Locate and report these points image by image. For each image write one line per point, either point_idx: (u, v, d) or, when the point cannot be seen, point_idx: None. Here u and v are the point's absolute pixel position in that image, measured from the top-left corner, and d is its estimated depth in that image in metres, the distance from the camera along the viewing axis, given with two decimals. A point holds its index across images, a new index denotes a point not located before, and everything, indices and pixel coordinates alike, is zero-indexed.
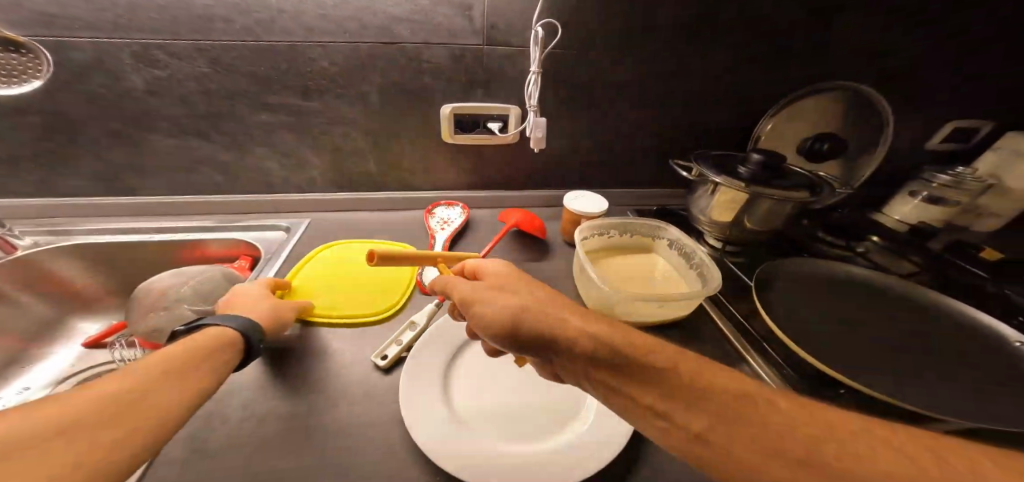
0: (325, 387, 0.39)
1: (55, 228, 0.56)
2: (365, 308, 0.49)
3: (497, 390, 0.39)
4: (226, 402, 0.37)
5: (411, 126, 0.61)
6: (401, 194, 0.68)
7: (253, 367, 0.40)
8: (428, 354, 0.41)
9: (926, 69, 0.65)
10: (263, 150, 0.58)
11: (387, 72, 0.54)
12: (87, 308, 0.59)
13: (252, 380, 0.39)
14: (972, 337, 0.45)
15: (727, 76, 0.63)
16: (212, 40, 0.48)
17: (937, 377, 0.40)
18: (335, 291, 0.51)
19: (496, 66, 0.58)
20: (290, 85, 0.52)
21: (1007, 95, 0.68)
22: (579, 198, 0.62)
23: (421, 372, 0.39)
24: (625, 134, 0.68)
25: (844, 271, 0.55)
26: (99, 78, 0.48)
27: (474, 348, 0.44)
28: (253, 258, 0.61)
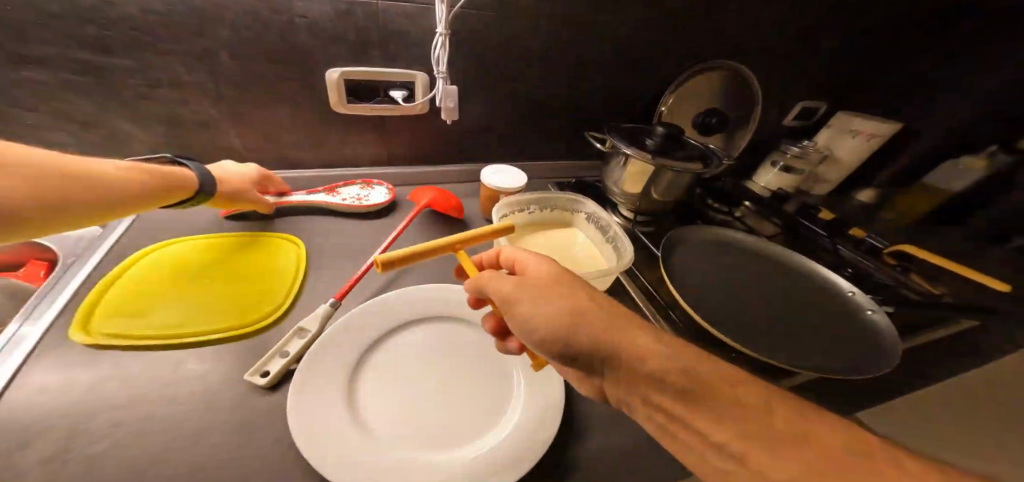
0: (191, 424, 0.31)
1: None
2: (223, 319, 0.39)
3: (425, 397, 0.36)
4: (11, 465, 0.27)
5: (291, 94, 0.49)
6: (286, 172, 0.57)
7: (54, 419, 0.30)
8: (327, 366, 0.36)
9: (791, 59, 0.76)
10: (51, 119, 0.41)
11: (243, 25, 0.42)
12: None
13: (66, 436, 0.29)
14: (818, 291, 0.57)
15: (637, 52, 0.64)
16: None
17: (800, 330, 0.50)
18: (178, 303, 0.40)
19: (393, 26, 0.49)
20: (80, 31, 0.37)
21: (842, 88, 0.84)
22: (496, 174, 0.59)
23: (330, 398, 0.33)
24: (542, 106, 0.66)
25: (735, 239, 0.64)
26: None
27: (384, 350, 0.40)
28: (50, 264, 0.47)
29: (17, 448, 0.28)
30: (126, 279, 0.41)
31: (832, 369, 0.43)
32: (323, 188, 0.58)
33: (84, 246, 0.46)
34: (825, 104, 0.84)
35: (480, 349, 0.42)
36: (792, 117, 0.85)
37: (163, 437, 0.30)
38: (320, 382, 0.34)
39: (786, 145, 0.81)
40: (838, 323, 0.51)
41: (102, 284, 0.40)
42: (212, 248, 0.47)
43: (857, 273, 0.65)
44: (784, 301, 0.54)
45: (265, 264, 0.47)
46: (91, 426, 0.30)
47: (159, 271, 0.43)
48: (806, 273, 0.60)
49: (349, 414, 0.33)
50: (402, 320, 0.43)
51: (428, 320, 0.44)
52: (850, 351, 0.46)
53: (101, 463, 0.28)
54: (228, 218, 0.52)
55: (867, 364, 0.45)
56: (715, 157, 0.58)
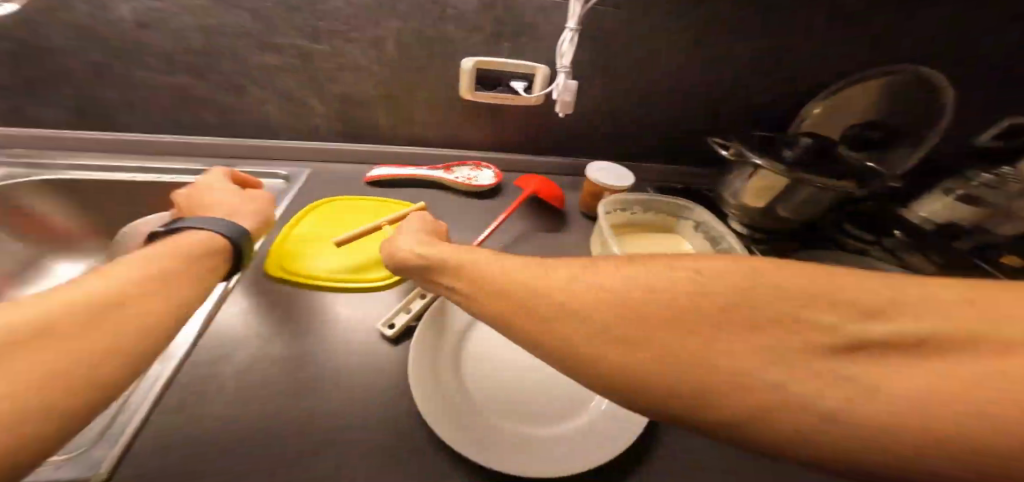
0: (338, 355, 0.38)
1: (25, 158, 0.52)
2: (377, 270, 0.47)
3: (519, 369, 0.39)
4: (225, 363, 0.36)
5: (431, 79, 0.56)
6: (413, 149, 0.65)
7: (249, 331, 0.39)
8: (439, 326, 0.40)
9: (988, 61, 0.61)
10: (263, 94, 0.53)
11: (408, 16, 0.48)
12: (68, 251, 0.57)
13: (257, 348, 0.38)
14: None
15: (780, 49, 0.57)
16: None
17: None
18: (345, 255, 0.49)
19: (528, 20, 0.52)
20: (297, 23, 0.47)
21: None
22: (603, 170, 0.58)
23: (443, 361, 0.38)
24: (658, 105, 0.63)
25: None
26: (90, 5, 0.43)
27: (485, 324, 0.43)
28: None
29: (227, 351, 0.37)
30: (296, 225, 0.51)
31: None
32: (441, 166, 0.64)
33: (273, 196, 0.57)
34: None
35: None
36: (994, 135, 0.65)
37: (320, 362, 0.37)
38: (433, 345, 0.38)
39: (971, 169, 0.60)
40: None
41: (289, 226, 0.51)
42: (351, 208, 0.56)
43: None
44: None
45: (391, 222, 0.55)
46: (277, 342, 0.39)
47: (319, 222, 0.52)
48: None
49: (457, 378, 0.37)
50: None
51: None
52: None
53: (286, 372, 0.36)
54: (368, 184, 0.61)
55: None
56: (872, 176, 0.50)
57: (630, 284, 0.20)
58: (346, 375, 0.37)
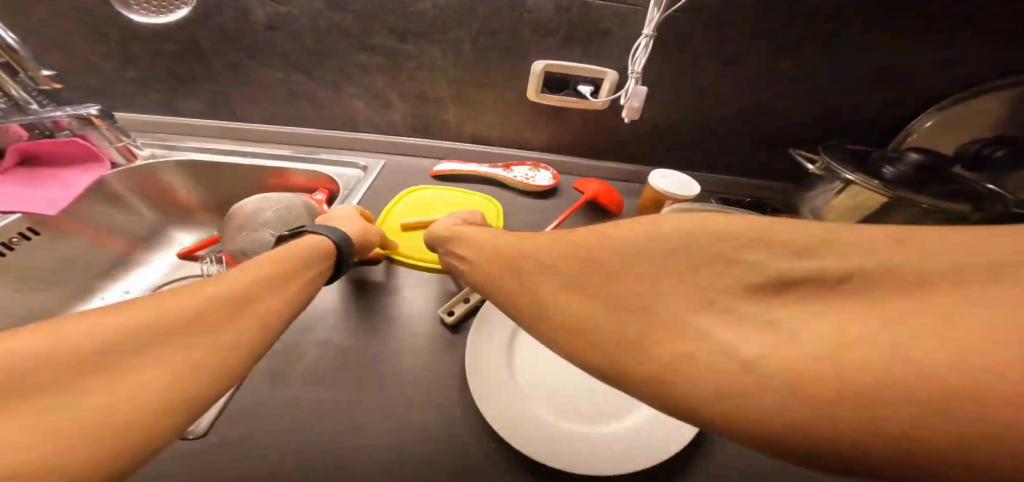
0: (400, 335, 0.41)
1: (165, 143, 0.63)
2: None
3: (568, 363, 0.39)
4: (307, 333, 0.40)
5: (501, 80, 0.59)
6: (476, 147, 0.68)
7: (326, 304, 0.43)
8: (494, 314, 0.41)
9: None
10: (353, 91, 0.58)
11: (487, 20, 0.51)
12: (186, 219, 0.67)
13: (333, 321, 0.41)
14: None
15: (881, 57, 0.52)
16: None
17: None
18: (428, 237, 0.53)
19: (602, 24, 0.52)
20: (389, 26, 0.51)
21: None
22: (666, 177, 0.57)
23: (496, 357, 0.38)
24: (731, 113, 0.60)
25: None
26: (228, 11, 0.51)
27: None
28: (331, 193, 0.64)
29: (306, 324, 0.41)
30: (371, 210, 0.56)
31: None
32: (501, 165, 0.67)
33: (352, 183, 0.61)
34: None
35: None
36: None
37: (386, 338, 0.40)
38: (486, 342, 0.39)
39: None
40: None
41: (384, 212, 0.56)
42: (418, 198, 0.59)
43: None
44: None
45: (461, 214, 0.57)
46: (347, 327, 0.41)
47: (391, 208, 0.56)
48: None
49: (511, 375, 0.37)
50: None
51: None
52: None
53: (356, 346, 0.39)
54: (434, 177, 0.64)
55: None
56: (999, 203, 0.43)
57: (706, 263, 0.18)
58: (408, 361, 0.39)
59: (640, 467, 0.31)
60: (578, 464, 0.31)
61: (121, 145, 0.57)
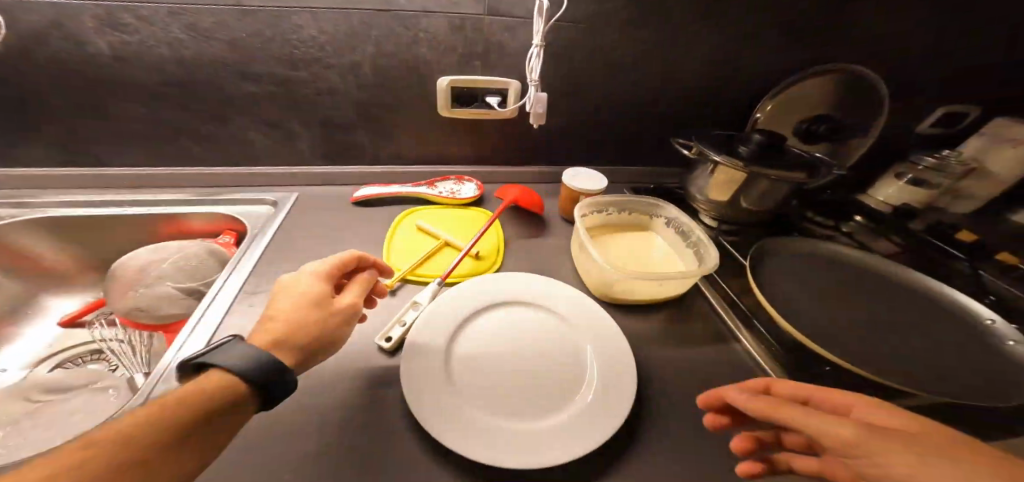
0: (334, 373, 0.39)
1: (11, 200, 0.53)
2: (427, 269, 0.51)
3: (510, 365, 0.41)
4: None
5: (407, 98, 0.59)
6: (396, 167, 0.68)
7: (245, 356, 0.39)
8: (430, 333, 0.41)
9: (907, 58, 0.68)
10: (245, 122, 0.54)
11: (383, 43, 0.51)
12: (57, 285, 0.57)
13: None
14: (953, 322, 0.50)
15: (733, 56, 0.62)
16: (182, 2, 0.42)
17: (924, 360, 0.44)
18: (428, 245, 0.55)
19: (497, 38, 0.55)
20: (274, 54, 0.48)
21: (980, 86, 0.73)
22: (580, 175, 0.62)
23: (433, 380, 0.37)
24: (626, 114, 0.67)
25: (840, 252, 0.58)
26: (59, 42, 0.43)
27: (476, 326, 0.44)
28: (239, 234, 0.59)
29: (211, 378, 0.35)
30: (287, 246, 0.53)
31: (979, 402, 0.39)
32: (425, 182, 0.68)
33: (262, 221, 0.57)
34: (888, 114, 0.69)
35: (557, 333, 0.45)
36: (930, 124, 0.77)
37: (324, 376, 0.39)
38: (420, 367, 0.38)
39: (918, 156, 0.75)
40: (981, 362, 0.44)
41: (404, 215, 0.60)
42: (338, 227, 0.57)
43: (1004, 302, 0.57)
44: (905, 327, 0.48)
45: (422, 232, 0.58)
46: None
47: (309, 242, 0.54)
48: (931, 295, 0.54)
49: (453, 394, 0.37)
50: (481, 306, 0.46)
51: (501, 303, 0.47)
52: (993, 379, 0.42)
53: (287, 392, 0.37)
54: (355, 203, 0.63)
55: (1015, 393, 0.40)
56: (825, 165, 0.55)
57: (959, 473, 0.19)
58: (341, 400, 0.37)
59: (586, 449, 0.33)
60: (527, 460, 0.32)
61: None
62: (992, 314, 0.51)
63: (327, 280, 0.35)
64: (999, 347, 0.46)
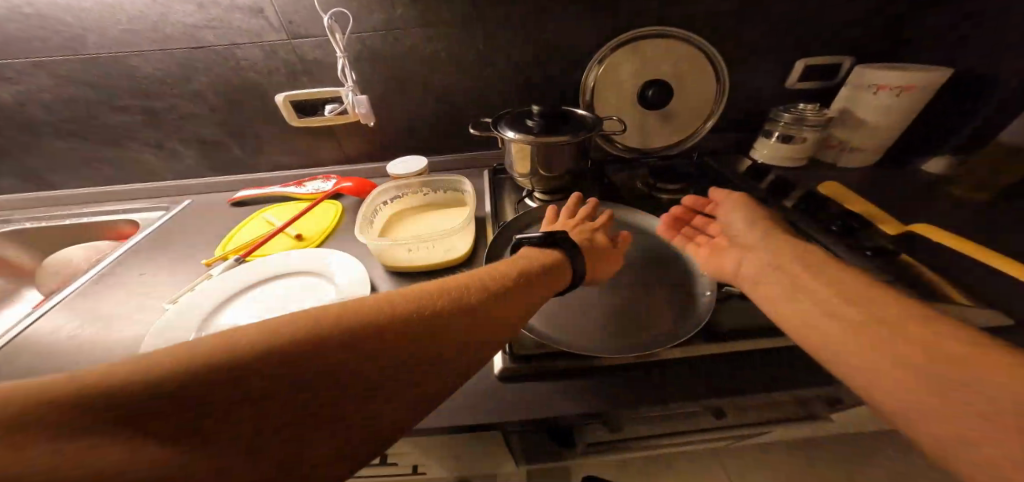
0: (130, 330, 0.51)
1: None
2: (247, 245, 0.63)
3: (254, 322, 0.49)
4: (58, 334, 0.51)
5: (257, 115, 0.70)
6: (274, 173, 0.80)
7: (83, 315, 0.54)
8: (201, 296, 0.51)
9: (738, 14, 0.65)
10: (136, 145, 0.71)
11: (212, 73, 0.63)
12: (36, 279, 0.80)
13: (81, 325, 0.52)
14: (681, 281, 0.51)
15: (536, 37, 0.68)
16: (41, 57, 0.58)
17: (629, 319, 0.46)
18: (262, 230, 0.68)
19: (310, 56, 0.64)
20: (128, 89, 0.63)
21: (846, 32, 0.66)
22: (405, 163, 0.70)
23: (181, 330, 0.47)
24: (459, 103, 0.75)
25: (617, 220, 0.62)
26: None
27: (248, 295, 0.53)
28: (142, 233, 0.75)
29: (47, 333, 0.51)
30: (158, 240, 0.68)
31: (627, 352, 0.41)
32: (297, 181, 0.79)
33: (148, 223, 0.73)
34: (726, 73, 0.67)
35: (313, 297, 0.52)
36: (797, 78, 0.71)
37: (123, 329, 0.51)
38: (179, 321, 0.48)
39: (778, 112, 0.71)
40: (679, 317, 0.46)
41: (261, 210, 0.73)
42: (206, 225, 0.71)
43: (820, 257, 0.53)
44: (632, 290, 0.50)
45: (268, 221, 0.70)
46: (86, 329, 0.52)
47: (176, 236, 0.68)
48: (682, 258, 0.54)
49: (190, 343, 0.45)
50: (267, 275, 0.55)
51: (286, 272, 0.56)
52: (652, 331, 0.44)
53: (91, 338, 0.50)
54: (232, 203, 0.76)
55: (663, 340, 0.43)
56: (601, 125, 0.59)
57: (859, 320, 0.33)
58: (119, 345, 0.49)
59: None
60: None
61: None
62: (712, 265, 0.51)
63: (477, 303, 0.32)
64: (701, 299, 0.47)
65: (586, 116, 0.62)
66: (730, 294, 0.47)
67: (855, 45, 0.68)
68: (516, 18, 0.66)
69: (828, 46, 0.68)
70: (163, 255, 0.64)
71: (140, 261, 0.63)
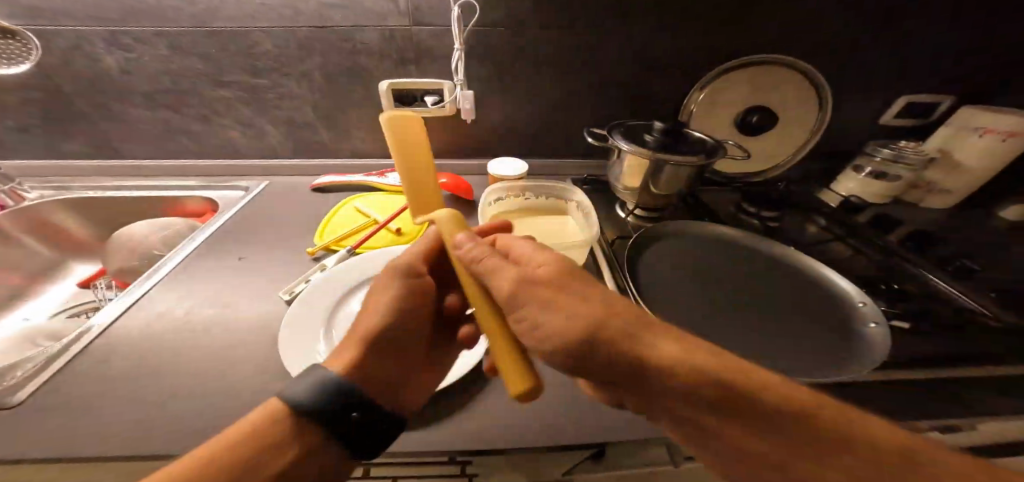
0: (242, 319, 0.48)
1: (54, 185, 0.72)
2: (348, 235, 0.61)
3: None
4: (167, 316, 0.49)
5: (355, 101, 0.68)
6: (355, 161, 0.78)
7: (186, 296, 0.51)
8: (324, 287, 0.49)
9: (853, 44, 0.66)
10: (223, 121, 0.69)
11: (325, 53, 0.61)
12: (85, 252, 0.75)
13: (187, 309, 0.50)
14: (822, 296, 0.47)
15: (652, 46, 0.66)
16: (167, 27, 0.58)
17: (789, 339, 0.41)
18: (355, 221, 0.66)
19: (426, 44, 0.62)
20: (239, 65, 0.62)
21: (951, 72, 0.68)
22: (505, 164, 0.71)
23: (306, 322, 0.44)
24: (557, 107, 0.74)
25: (717, 232, 0.58)
26: (84, 59, 0.60)
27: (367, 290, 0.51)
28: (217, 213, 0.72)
29: (154, 312, 0.49)
30: (243, 222, 0.65)
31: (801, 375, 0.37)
32: (377, 172, 0.77)
33: (231, 203, 0.70)
34: (831, 105, 0.68)
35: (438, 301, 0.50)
36: (896, 114, 0.73)
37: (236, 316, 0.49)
38: (306, 312, 0.45)
39: (874, 148, 0.71)
40: (839, 335, 0.41)
41: (348, 199, 0.71)
42: (288, 210, 0.68)
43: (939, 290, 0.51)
44: (775, 306, 0.45)
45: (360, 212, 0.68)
46: (196, 312, 0.49)
47: (260, 219, 0.66)
48: (806, 274, 0.51)
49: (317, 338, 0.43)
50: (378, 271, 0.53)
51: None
52: (824, 356, 0.39)
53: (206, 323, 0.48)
54: (313, 189, 0.74)
55: (849, 365, 0.37)
56: (723, 147, 0.59)
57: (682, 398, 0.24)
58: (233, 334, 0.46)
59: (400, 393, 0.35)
60: None
61: (8, 189, 0.66)
62: (867, 297, 0.45)
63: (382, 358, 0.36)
64: (857, 326, 0.42)
65: (700, 136, 0.62)
66: (899, 330, 0.42)
67: (956, 86, 0.69)
68: (637, 28, 0.64)
69: (930, 83, 0.69)
70: (256, 237, 0.62)
71: (230, 243, 0.61)
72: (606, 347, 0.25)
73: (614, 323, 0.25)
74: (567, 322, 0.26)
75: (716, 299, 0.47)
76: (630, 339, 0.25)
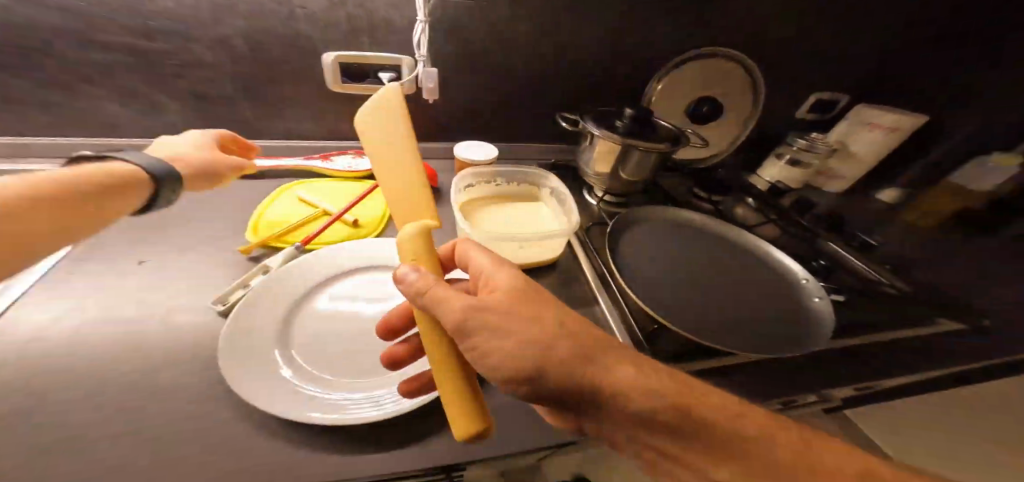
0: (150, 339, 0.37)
1: None
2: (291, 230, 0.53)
3: (350, 334, 0.41)
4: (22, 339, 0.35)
5: (291, 73, 0.58)
6: (291, 142, 0.67)
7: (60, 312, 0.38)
8: (276, 292, 0.41)
9: (783, 45, 0.73)
10: (99, 91, 0.54)
11: (251, 15, 0.51)
12: None
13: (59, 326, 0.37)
14: (771, 275, 0.54)
15: (618, 34, 0.66)
16: None
17: (754, 317, 0.47)
18: (297, 213, 0.57)
19: (380, 14, 0.54)
20: (125, 23, 0.48)
21: (851, 76, 0.80)
22: (471, 148, 0.67)
23: (263, 335, 0.37)
24: (523, 89, 0.71)
25: (683, 218, 0.63)
26: None
27: (328, 297, 0.44)
28: None
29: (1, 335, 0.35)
30: (141, 218, 0.51)
31: (769, 351, 0.43)
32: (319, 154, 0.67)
33: None
34: (766, 99, 0.77)
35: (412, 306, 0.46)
36: (807, 111, 0.84)
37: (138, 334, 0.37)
38: (255, 323, 0.38)
39: (791, 139, 0.81)
40: (791, 311, 0.49)
41: (282, 189, 0.60)
42: (208, 203, 0.56)
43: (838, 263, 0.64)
44: (740, 288, 0.52)
45: (306, 203, 0.59)
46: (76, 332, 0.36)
47: (165, 214, 0.53)
48: (759, 256, 0.58)
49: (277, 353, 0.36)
50: (346, 271, 0.48)
51: (368, 268, 0.49)
52: (783, 333, 0.45)
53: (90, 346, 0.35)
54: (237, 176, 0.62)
55: (807, 340, 0.45)
56: (685, 136, 0.62)
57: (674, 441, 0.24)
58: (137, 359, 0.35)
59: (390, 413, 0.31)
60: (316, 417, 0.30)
61: None
62: (809, 275, 0.54)
63: (32, 205, 0.27)
64: (804, 301, 0.50)
65: (665, 125, 0.66)
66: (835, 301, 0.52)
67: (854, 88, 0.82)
68: (605, 14, 0.63)
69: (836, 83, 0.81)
70: (161, 234, 0.50)
71: (126, 244, 0.48)
72: (557, 373, 0.24)
73: (568, 351, 0.24)
74: (521, 347, 0.24)
75: (691, 285, 0.51)
76: (587, 369, 0.24)
